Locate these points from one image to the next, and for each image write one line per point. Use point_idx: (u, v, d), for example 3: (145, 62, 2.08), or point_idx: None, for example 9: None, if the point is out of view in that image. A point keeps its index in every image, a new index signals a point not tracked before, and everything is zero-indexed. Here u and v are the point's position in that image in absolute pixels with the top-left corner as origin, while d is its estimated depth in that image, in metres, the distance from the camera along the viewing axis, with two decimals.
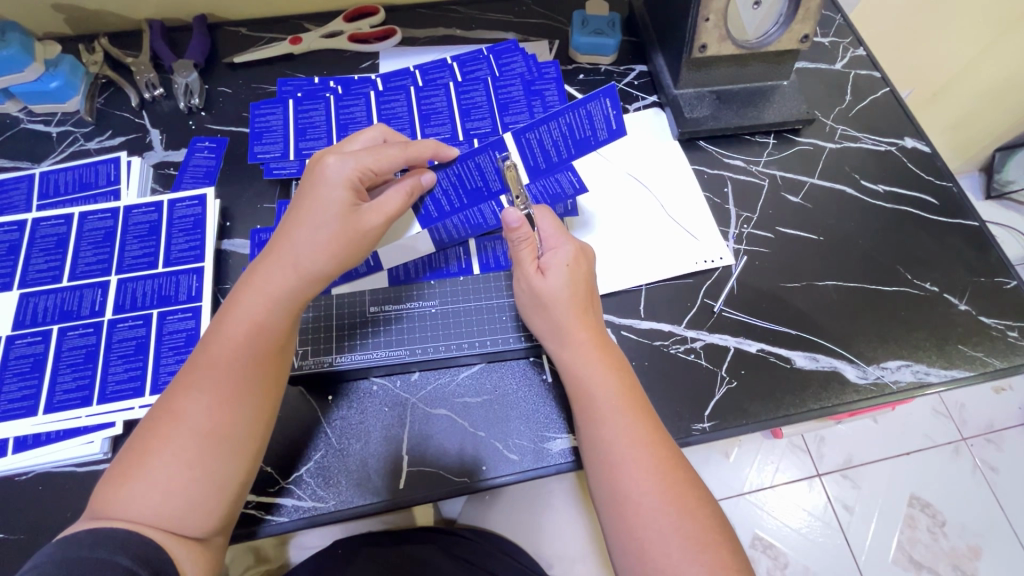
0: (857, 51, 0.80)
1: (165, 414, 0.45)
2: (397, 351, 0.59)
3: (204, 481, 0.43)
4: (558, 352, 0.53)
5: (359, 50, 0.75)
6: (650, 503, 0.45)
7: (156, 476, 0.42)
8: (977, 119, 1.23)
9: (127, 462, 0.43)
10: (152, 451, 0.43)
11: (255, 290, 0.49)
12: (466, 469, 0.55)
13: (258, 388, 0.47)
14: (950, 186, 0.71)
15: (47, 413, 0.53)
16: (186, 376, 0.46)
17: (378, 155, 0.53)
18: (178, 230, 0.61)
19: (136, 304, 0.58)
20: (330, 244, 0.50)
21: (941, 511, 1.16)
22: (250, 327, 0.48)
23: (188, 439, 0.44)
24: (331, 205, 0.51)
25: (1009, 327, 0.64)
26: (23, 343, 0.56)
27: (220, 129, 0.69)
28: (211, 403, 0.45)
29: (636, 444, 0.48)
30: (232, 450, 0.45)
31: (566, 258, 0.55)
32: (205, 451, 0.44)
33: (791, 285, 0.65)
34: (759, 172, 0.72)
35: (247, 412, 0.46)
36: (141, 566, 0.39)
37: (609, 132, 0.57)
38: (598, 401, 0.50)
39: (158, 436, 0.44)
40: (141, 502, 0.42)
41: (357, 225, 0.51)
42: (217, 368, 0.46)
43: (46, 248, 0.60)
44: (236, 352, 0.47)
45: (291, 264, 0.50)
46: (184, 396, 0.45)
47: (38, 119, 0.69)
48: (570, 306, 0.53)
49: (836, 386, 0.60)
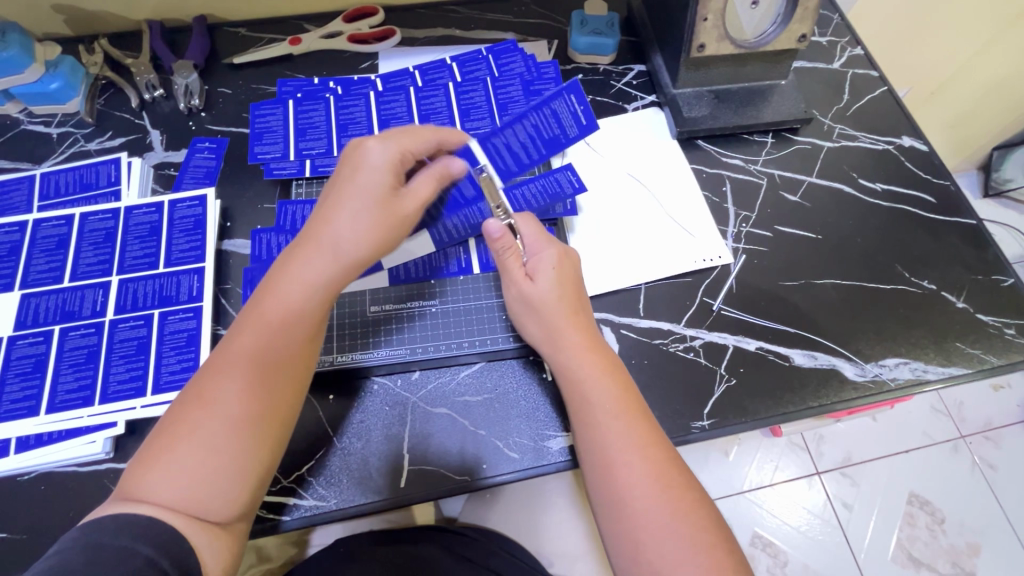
0: (855, 51, 0.80)
1: (196, 398, 0.44)
2: (398, 350, 0.59)
3: (234, 468, 0.43)
4: (549, 355, 0.54)
5: (359, 50, 0.75)
6: (644, 504, 0.46)
7: (185, 461, 0.42)
8: (975, 118, 1.23)
9: (154, 446, 0.43)
10: (182, 435, 0.43)
11: (290, 275, 0.49)
12: (466, 468, 0.55)
13: (290, 375, 0.47)
14: (947, 185, 0.72)
15: (49, 413, 0.53)
16: (218, 362, 0.46)
17: (416, 137, 0.54)
18: (179, 230, 0.62)
19: (138, 304, 0.58)
20: (367, 229, 0.50)
21: (940, 509, 1.17)
22: (283, 313, 0.48)
23: (221, 424, 0.43)
24: (370, 189, 0.51)
25: (1007, 325, 0.64)
26: (25, 343, 0.56)
27: (220, 130, 0.70)
28: (245, 389, 0.45)
29: (629, 446, 0.48)
30: (263, 437, 0.45)
31: (552, 263, 0.56)
32: (239, 437, 0.44)
33: (790, 283, 0.65)
34: (758, 171, 0.72)
35: (278, 399, 0.46)
36: (163, 555, 0.39)
37: (579, 127, 0.65)
38: (591, 403, 0.50)
39: (188, 420, 0.43)
40: (171, 486, 0.41)
41: (393, 212, 0.52)
42: (251, 354, 0.46)
43: (47, 248, 0.60)
44: (269, 338, 0.47)
45: (326, 249, 0.50)
46: (217, 381, 0.45)
47: (38, 120, 0.69)
48: (562, 309, 0.54)
49: (835, 384, 0.60)
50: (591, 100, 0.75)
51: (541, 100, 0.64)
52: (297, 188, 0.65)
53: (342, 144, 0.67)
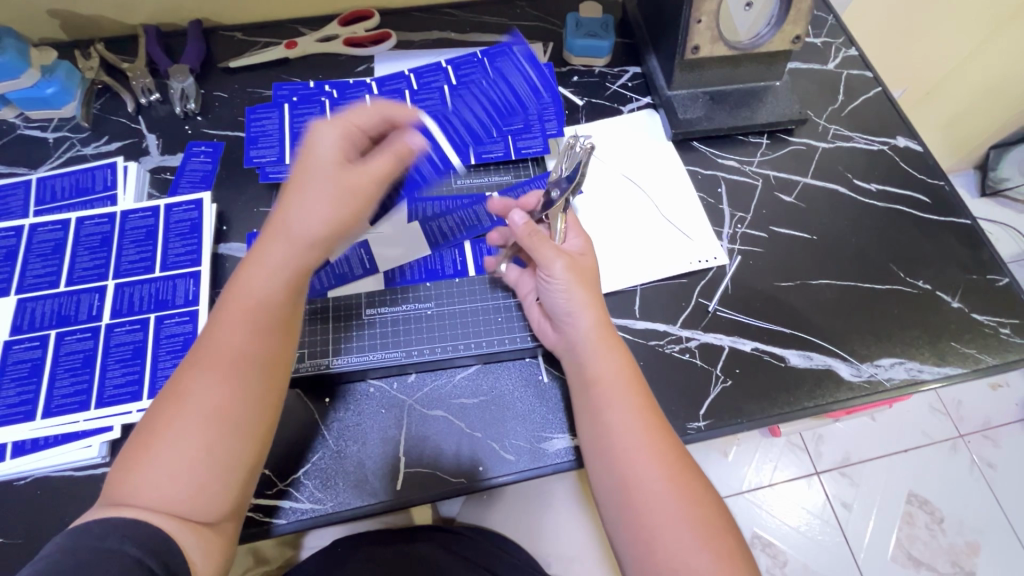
0: (849, 51, 0.81)
1: (170, 396, 0.44)
2: (393, 353, 0.59)
3: (211, 463, 0.43)
4: (580, 334, 0.53)
5: (355, 54, 0.76)
6: (656, 489, 0.46)
7: (165, 460, 0.42)
8: (971, 117, 1.24)
9: (135, 449, 0.43)
10: (160, 434, 0.43)
11: (255, 263, 0.48)
12: (463, 470, 0.55)
13: (257, 365, 0.46)
14: (942, 185, 0.72)
15: (45, 417, 0.53)
16: (190, 359, 0.46)
17: (358, 114, 0.51)
18: (175, 235, 0.62)
19: (134, 308, 0.58)
20: (322, 211, 0.48)
21: (939, 508, 1.17)
22: (245, 302, 0.47)
23: (196, 419, 0.43)
24: (318, 173, 0.49)
25: (1002, 324, 0.64)
26: (21, 348, 0.56)
27: (217, 133, 0.70)
28: (213, 382, 0.44)
29: (641, 432, 0.48)
30: (236, 428, 0.44)
31: (583, 248, 0.58)
32: (208, 429, 0.43)
33: (785, 284, 0.66)
34: (753, 172, 0.72)
35: (250, 389, 0.45)
36: (149, 555, 0.39)
37: (530, 89, 0.70)
38: (608, 385, 0.51)
39: (164, 420, 0.43)
40: (155, 487, 0.41)
41: (350, 189, 0.49)
42: (219, 346, 0.46)
43: (43, 253, 0.60)
44: (236, 329, 0.46)
45: (285, 234, 0.48)
46: (188, 378, 0.45)
47: (34, 125, 0.69)
48: (592, 288, 0.55)
49: (831, 384, 0.60)
50: (586, 102, 0.75)
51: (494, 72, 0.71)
52: None
53: None
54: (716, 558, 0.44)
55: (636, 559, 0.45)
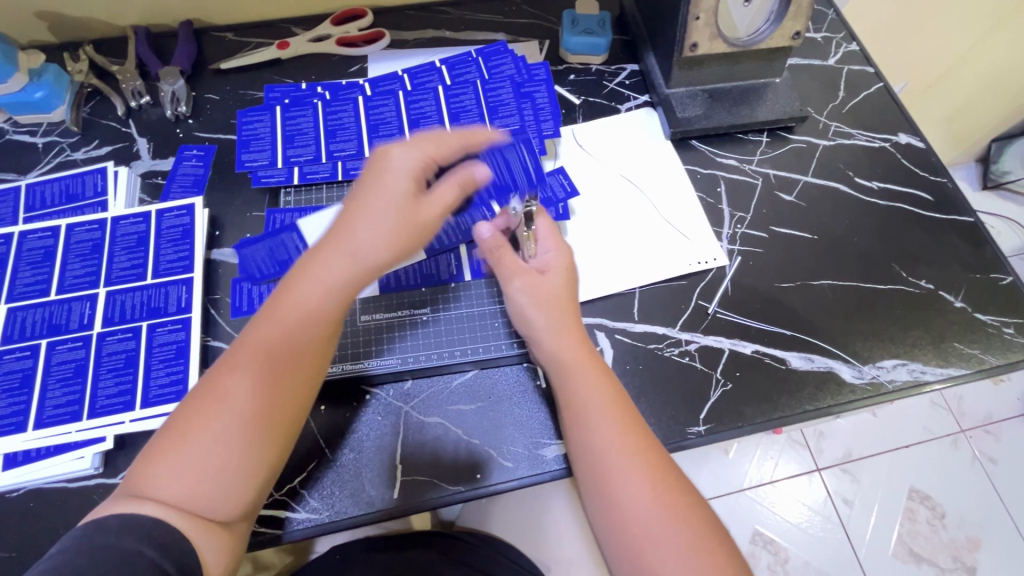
0: (850, 46, 0.79)
1: (208, 396, 0.44)
2: (389, 360, 0.58)
3: (237, 468, 0.43)
4: (552, 352, 0.53)
5: (348, 53, 0.75)
6: (643, 508, 0.45)
7: (189, 458, 0.41)
8: (972, 110, 1.23)
9: (164, 442, 0.42)
10: (190, 433, 0.42)
11: (309, 276, 0.47)
12: (461, 476, 0.55)
13: (297, 379, 0.46)
14: (945, 182, 0.71)
15: (37, 429, 0.52)
16: (230, 358, 0.45)
17: (441, 145, 0.52)
18: (167, 241, 0.61)
19: (126, 316, 0.57)
20: (382, 236, 0.48)
21: (940, 504, 1.16)
22: (296, 315, 0.46)
23: (230, 424, 0.43)
24: (388, 193, 0.49)
25: (1005, 324, 0.63)
26: (12, 358, 0.55)
27: (208, 137, 0.69)
28: (251, 390, 0.44)
29: (626, 449, 0.47)
30: (270, 439, 0.44)
31: (558, 267, 0.56)
32: (245, 438, 0.43)
33: (786, 285, 0.65)
34: (753, 171, 0.71)
35: (286, 403, 0.45)
36: (165, 558, 0.38)
37: (529, 181, 0.60)
38: (585, 407, 0.50)
39: (200, 417, 0.43)
40: (173, 484, 0.41)
41: (413, 217, 0.49)
42: (261, 355, 0.45)
43: (33, 261, 0.60)
44: (280, 341, 0.46)
45: (346, 253, 0.48)
46: (227, 379, 0.44)
47: (23, 130, 0.68)
48: (560, 308, 0.54)
49: (832, 386, 0.60)
50: (583, 101, 0.74)
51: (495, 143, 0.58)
52: (286, 196, 0.65)
53: (330, 150, 0.66)
54: None
55: None
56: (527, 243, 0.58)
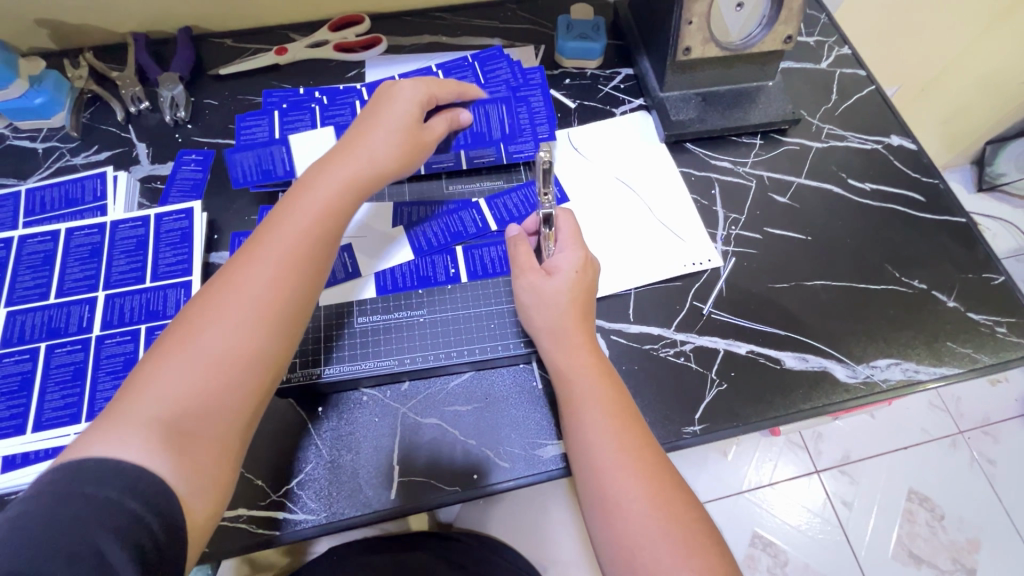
0: (842, 50, 0.80)
1: (221, 283, 0.43)
2: (386, 361, 0.59)
3: (243, 368, 0.41)
4: (548, 352, 0.54)
5: (345, 59, 0.75)
6: (636, 506, 0.45)
7: (202, 358, 0.40)
8: (967, 112, 1.24)
9: (165, 349, 0.40)
10: (197, 336, 0.41)
11: (316, 184, 0.50)
12: (458, 478, 0.55)
13: (310, 276, 0.46)
14: (937, 183, 0.72)
15: (36, 431, 0.53)
16: (241, 257, 0.45)
17: (440, 85, 0.60)
18: (165, 244, 0.61)
19: (125, 319, 0.58)
20: (377, 149, 0.53)
21: (939, 505, 1.17)
22: (305, 215, 0.48)
23: (241, 321, 0.42)
24: (385, 117, 0.55)
25: (998, 323, 0.64)
26: (12, 361, 0.55)
27: (206, 141, 0.69)
28: (266, 274, 0.44)
29: (623, 451, 0.47)
30: (278, 342, 0.44)
31: (575, 264, 0.56)
32: (258, 329, 0.43)
33: (780, 286, 0.65)
34: (746, 173, 0.72)
35: (300, 301, 0.45)
36: (150, 513, 0.35)
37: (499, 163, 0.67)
38: (587, 408, 0.50)
39: (208, 315, 0.42)
40: (174, 382, 0.39)
41: (405, 138, 0.55)
42: (279, 247, 0.46)
43: (33, 265, 0.60)
44: (297, 235, 0.47)
45: (349, 168, 0.51)
46: (240, 279, 0.44)
47: (24, 135, 0.69)
48: (565, 307, 0.54)
49: (826, 386, 0.60)
50: (578, 104, 0.75)
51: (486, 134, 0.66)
52: None
53: None
54: None
55: None
56: (548, 243, 0.58)
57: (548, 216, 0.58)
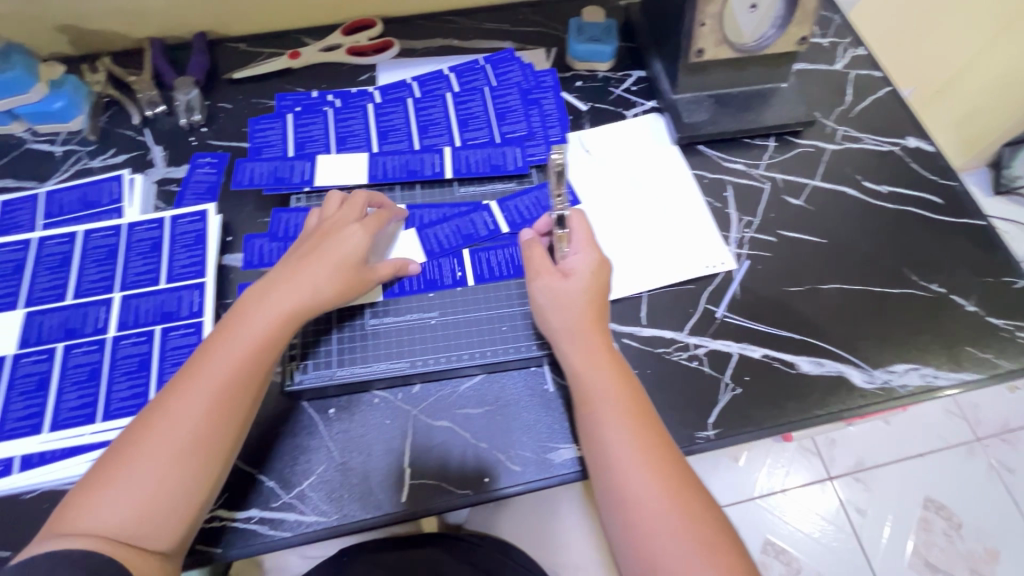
0: (857, 51, 0.80)
1: (156, 412, 0.45)
2: (398, 363, 0.59)
3: (178, 488, 0.43)
4: (567, 354, 0.54)
5: (358, 63, 0.76)
6: (656, 508, 0.45)
7: (133, 482, 0.42)
8: (984, 114, 1.22)
9: (102, 473, 0.43)
10: (131, 461, 0.43)
11: (258, 300, 0.50)
12: (470, 481, 0.55)
13: (252, 400, 0.47)
14: (955, 186, 0.71)
15: (52, 431, 0.53)
16: (179, 381, 0.46)
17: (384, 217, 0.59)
18: (180, 246, 0.62)
19: (140, 320, 0.58)
20: (329, 294, 0.52)
21: (957, 514, 1.14)
22: (240, 335, 0.48)
23: (171, 445, 0.43)
24: (336, 255, 0.53)
25: (1019, 327, 0.63)
26: (29, 361, 0.56)
27: (221, 144, 0.70)
28: (203, 400, 0.45)
29: (641, 452, 0.47)
30: (208, 461, 0.44)
31: (590, 263, 0.56)
32: (188, 456, 0.44)
33: (794, 289, 0.65)
34: (760, 175, 0.71)
35: (232, 422, 0.46)
36: None
37: (517, 167, 0.67)
38: (604, 409, 0.50)
39: (140, 443, 0.44)
40: (115, 507, 0.42)
41: (353, 282, 0.54)
42: (221, 371, 0.46)
43: (51, 266, 0.61)
44: (242, 356, 0.47)
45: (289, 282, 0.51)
46: (173, 406, 0.45)
47: (43, 139, 0.70)
48: (583, 310, 0.54)
49: (842, 391, 0.59)
50: (590, 107, 0.75)
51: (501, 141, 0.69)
52: (297, 198, 0.65)
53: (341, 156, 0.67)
54: None
55: None
56: (561, 243, 0.58)
57: (560, 217, 0.58)
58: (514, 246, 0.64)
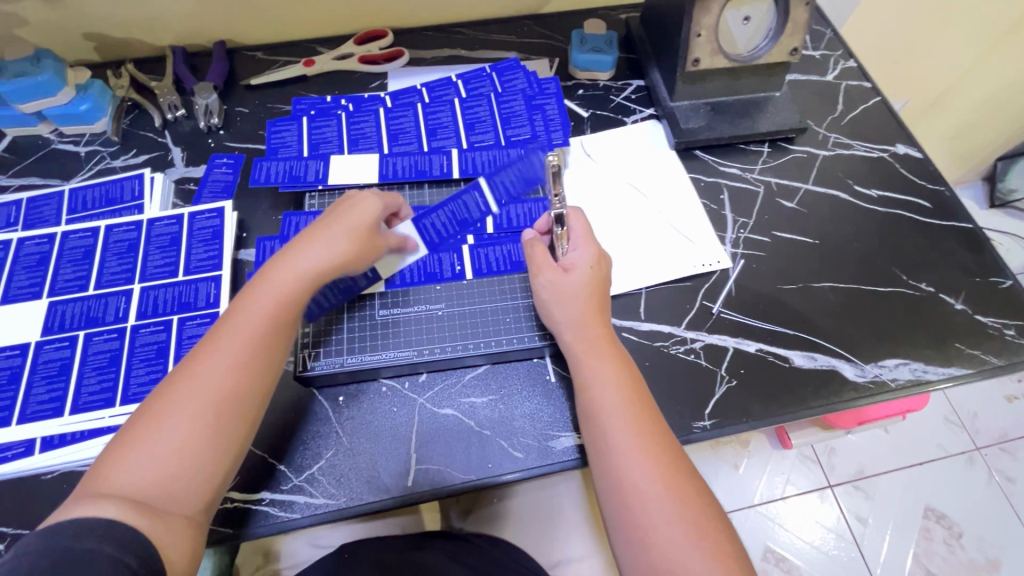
0: (848, 63, 0.83)
1: (180, 377, 0.46)
2: (406, 353, 0.61)
3: (203, 450, 0.44)
4: (570, 345, 0.56)
5: (369, 70, 0.79)
6: (649, 490, 0.47)
7: (161, 442, 0.43)
8: (975, 129, 1.26)
9: (129, 437, 0.44)
10: (157, 422, 0.44)
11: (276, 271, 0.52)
12: (473, 467, 0.56)
13: (270, 365, 0.49)
14: (943, 191, 0.73)
15: (73, 414, 0.55)
16: (202, 347, 0.48)
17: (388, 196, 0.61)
18: (198, 241, 0.65)
19: (158, 310, 0.61)
20: (343, 258, 0.54)
21: (957, 523, 1.15)
22: (261, 303, 0.50)
23: (198, 402, 0.45)
24: (348, 227, 0.55)
25: (1006, 325, 0.65)
26: (52, 347, 0.58)
27: (237, 146, 0.73)
28: (227, 359, 0.47)
29: (639, 438, 0.49)
30: (232, 422, 0.46)
31: (589, 260, 0.58)
32: (212, 417, 0.45)
33: (788, 287, 0.67)
34: (755, 179, 0.74)
35: (253, 381, 0.48)
36: (127, 554, 0.38)
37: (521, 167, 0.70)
38: (604, 397, 0.52)
39: (168, 403, 0.45)
40: (143, 465, 0.42)
41: (364, 250, 0.56)
42: (242, 335, 0.48)
43: (74, 259, 0.63)
44: (262, 319, 0.49)
45: (302, 251, 0.53)
46: (197, 367, 0.47)
47: (68, 140, 0.73)
48: (585, 301, 0.56)
49: (835, 385, 0.61)
50: (591, 114, 0.78)
51: (505, 142, 0.72)
52: (310, 200, 0.68)
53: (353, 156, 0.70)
54: (713, 559, 0.44)
55: (633, 561, 0.46)
56: (560, 242, 0.61)
57: (559, 217, 0.61)
58: (514, 244, 0.67)
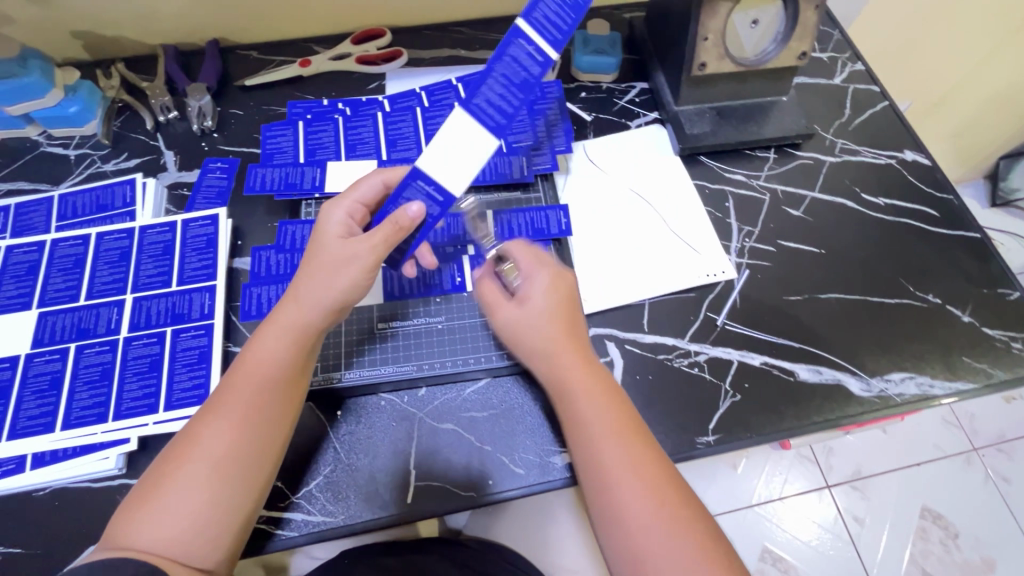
0: (856, 65, 0.81)
1: (184, 439, 0.44)
2: (405, 367, 0.60)
3: (217, 510, 0.43)
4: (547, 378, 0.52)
5: (367, 71, 0.77)
6: (642, 519, 0.44)
7: (172, 502, 0.42)
8: (979, 127, 1.24)
9: (141, 493, 0.43)
10: (164, 482, 0.42)
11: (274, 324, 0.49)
12: (473, 483, 0.56)
13: (277, 418, 0.47)
14: (951, 199, 0.72)
15: (64, 429, 0.54)
16: (207, 406, 0.46)
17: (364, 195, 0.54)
18: (191, 249, 0.63)
19: (151, 322, 0.59)
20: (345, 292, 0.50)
21: (953, 523, 1.15)
22: (261, 357, 0.48)
23: (203, 463, 0.43)
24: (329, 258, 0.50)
25: (1013, 338, 0.64)
26: (42, 360, 0.57)
27: (232, 150, 0.71)
28: (229, 421, 0.45)
29: (626, 462, 0.46)
30: (241, 479, 0.44)
31: (546, 285, 0.54)
32: (222, 477, 0.43)
33: (792, 297, 0.66)
34: (761, 186, 0.73)
35: (260, 438, 0.46)
36: None
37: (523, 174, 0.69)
38: (589, 418, 0.48)
39: (175, 463, 0.43)
40: (159, 525, 0.41)
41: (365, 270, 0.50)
42: (247, 393, 0.46)
43: (64, 268, 0.62)
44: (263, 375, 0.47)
45: (297, 298, 0.50)
46: (203, 425, 0.45)
47: (57, 143, 0.71)
48: (551, 330, 0.52)
49: (839, 398, 0.60)
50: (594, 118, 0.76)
51: (505, 149, 0.71)
52: (307, 208, 0.67)
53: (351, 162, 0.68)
54: None
55: None
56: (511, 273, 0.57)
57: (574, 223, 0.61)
58: None
